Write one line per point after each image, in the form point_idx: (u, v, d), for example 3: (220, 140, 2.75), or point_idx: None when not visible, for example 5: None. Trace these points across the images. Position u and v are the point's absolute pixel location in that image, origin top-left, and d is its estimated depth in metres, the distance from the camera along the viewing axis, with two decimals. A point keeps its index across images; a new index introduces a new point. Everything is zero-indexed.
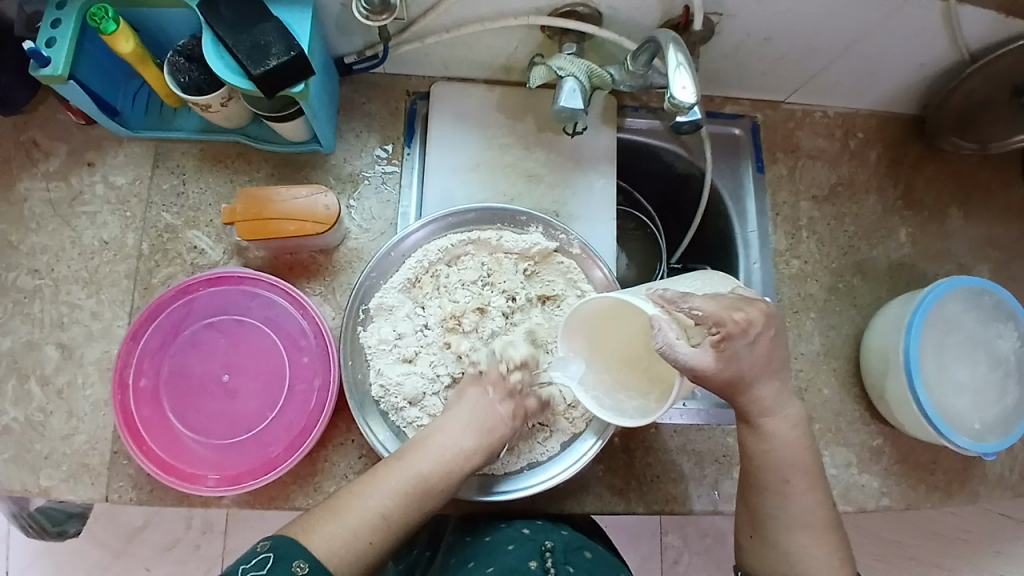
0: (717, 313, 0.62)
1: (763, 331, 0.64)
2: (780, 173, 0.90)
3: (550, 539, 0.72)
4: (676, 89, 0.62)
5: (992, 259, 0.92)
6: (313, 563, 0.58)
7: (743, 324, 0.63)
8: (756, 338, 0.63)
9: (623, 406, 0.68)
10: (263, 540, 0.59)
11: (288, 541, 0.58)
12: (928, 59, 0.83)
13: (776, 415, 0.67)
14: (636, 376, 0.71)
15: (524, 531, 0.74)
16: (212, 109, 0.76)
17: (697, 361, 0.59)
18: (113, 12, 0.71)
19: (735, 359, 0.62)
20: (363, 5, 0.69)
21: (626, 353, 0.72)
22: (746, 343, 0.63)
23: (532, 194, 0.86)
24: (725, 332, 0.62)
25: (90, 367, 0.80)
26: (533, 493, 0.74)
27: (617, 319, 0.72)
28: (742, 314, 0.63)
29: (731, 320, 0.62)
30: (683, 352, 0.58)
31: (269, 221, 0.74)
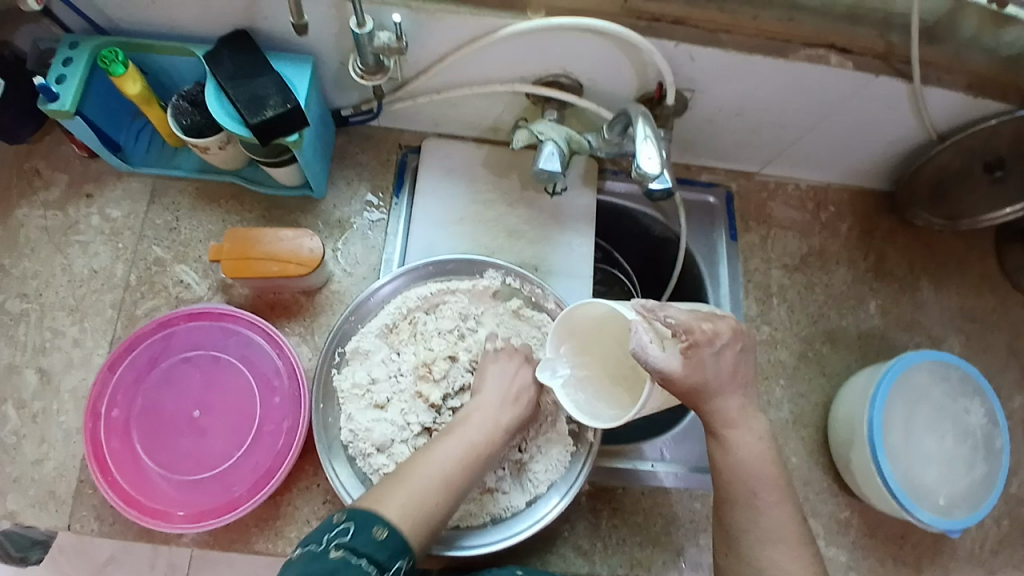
0: (688, 321, 0.66)
1: (729, 342, 0.67)
2: (753, 241, 0.93)
3: None
4: (642, 160, 0.65)
5: (961, 332, 0.94)
6: (391, 529, 0.60)
7: (710, 334, 0.66)
8: (722, 349, 0.67)
9: (599, 412, 0.71)
10: (341, 512, 0.60)
11: (364, 511, 0.60)
12: (894, 136, 0.88)
13: (743, 428, 0.68)
14: (620, 390, 0.74)
15: (518, 572, 0.74)
16: (209, 151, 0.80)
17: (666, 364, 0.63)
18: (122, 55, 0.75)
19: (701, 367, 0.65)
20: (359, 66, 0.73)
21: (618, 368, 0.75)
22: (711, 352, 0.66)
23: (513, 249, 0.88)
24: (692, 339, 0.65)
25: (66, 395, 0.81)
26: (494, 549, 0.74)
27: (616, 336, 0.75)
28: (710, 326, 0.67)
29: (700, 329, 0.66)
30: (654, 355, 0.62)
31: (252, 262, 0.76)
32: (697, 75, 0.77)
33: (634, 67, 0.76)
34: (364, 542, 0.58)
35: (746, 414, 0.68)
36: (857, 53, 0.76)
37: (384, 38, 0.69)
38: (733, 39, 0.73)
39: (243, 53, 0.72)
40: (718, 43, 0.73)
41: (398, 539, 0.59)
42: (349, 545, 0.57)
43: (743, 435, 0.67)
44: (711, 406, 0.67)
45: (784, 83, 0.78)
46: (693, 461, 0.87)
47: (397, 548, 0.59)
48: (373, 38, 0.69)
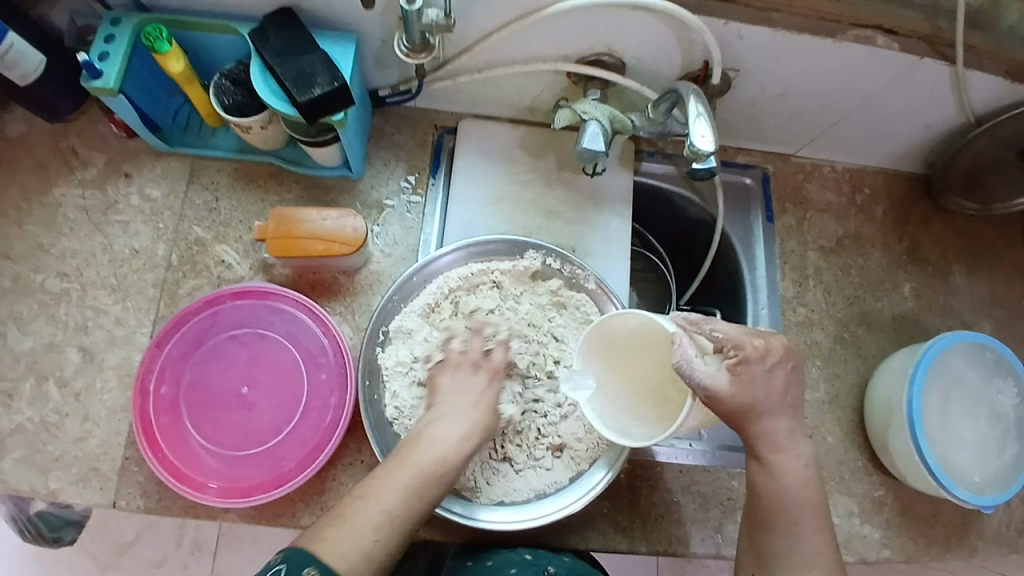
0: (738, 337, 0.66)
1: (781, 363, 0.67)
2: (790, 223, 0.94)
3: (553, 563, 0.75)
4: (696, 137, 0.66)
5: (992, 317, 0.95)
6: (323, 568, 0.57)
7: (762, 350, 0.66)
8: (773, 367, 0.66)
9: (631, 430, 0.69)
10: (279, 552, 0.58)
11: (299, 549, 0.58)
12: (933, 120, 0.87)
13: (788, 456, 0.67)
14: (644, 405, 0.73)
15: (527, 556, 0.76)
16: (251, 131, 0.80)
17: (712, 380, 0.62)
18: (166, 32, 0.75)
19: (750, 384, 0.65)
20: (404, 44, 0.73)
21: (639, 381, 0.74)
22: (762, 369, 0.66)
23: (551, 230, 0.89)
24: (742, 355, 0.65)
25: (109, 372, 0.82)
26: (544, 522, 0.74)
27: (638, 346, 0.74)
28: (761, 342, 0.67)
29: (752, 345, 0.66)
30: (699, 369, 0.62)
31: (297, 241, 0.76)
32: (744, 53, 0.77)
33: (682, 44, 0.76)
34: None
35: (796, 439, 0.68)
36: (903, 35, 0.76)
37: (431, 15, 0.69)
38: (782, 18, 0.74)
39: (290, 30, 0.72)
40: (768, 22, 0.73)
41: None
42: None
43: (791, 462, 0.67)
44: (758, 430, 0.67)
45: (828, 64, 0.78)
46: (726, 440, 0.88)
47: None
48: (420, 15, 0.69)
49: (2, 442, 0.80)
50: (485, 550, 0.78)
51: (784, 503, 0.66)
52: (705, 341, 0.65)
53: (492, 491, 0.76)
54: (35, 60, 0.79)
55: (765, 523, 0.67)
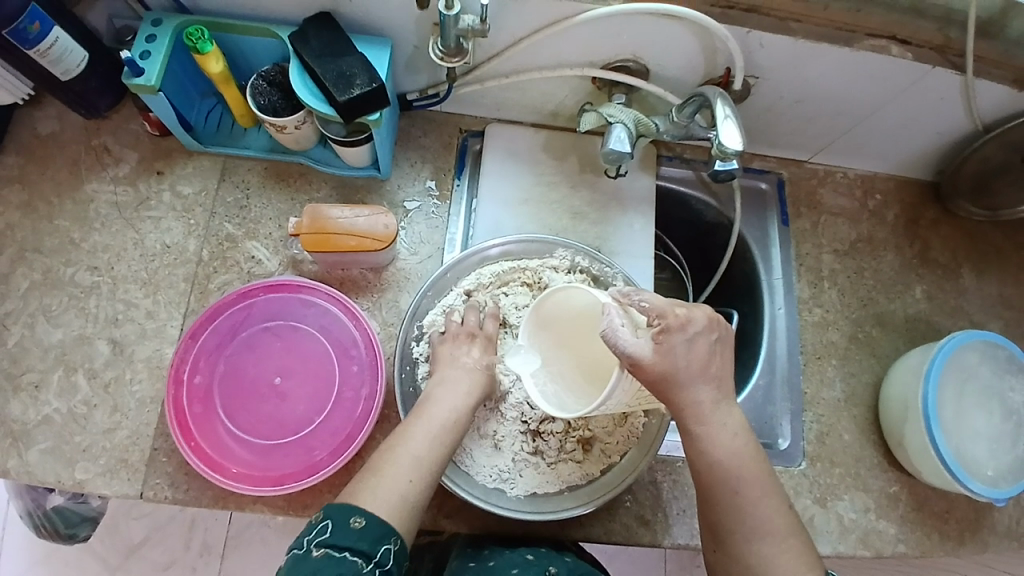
0: (661, 306, 0.65)
1: (704, 332, 0.65)
2: (804, 226, 0.96)
3: (554, 564, 0.76)
4: (724, 137, 0.68)
5: (1000, 318, 0.97)
6: (368, 517, 0.60)
7: (684, 319, 0.64)
8: (696, 336, 0.64)
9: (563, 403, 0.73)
10: (319, 511, 0.61)
11: (338, 507, 0.61)
12: (943, 127, 0.90)
13: (714, 426, 0.66)
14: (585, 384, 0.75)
15: (529, 557, 0.76)
16: (286, 131, 0.82)
17: (636, 349, 0.61)
18: (207, 33, 0.77)
19: (672, 354, 0.63)
20: (439, 48, 0.76)
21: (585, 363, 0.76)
22: (684, 338, 0.64)
23: (577, 230, 0.92)
24: (665, 324, 0.64)
25: (140, 365, 0.83)
26: (581, 512, 0.78)
27: (579, 328, 0.77)
28: (684, 311, 0.65)
29: (674, 314, 0.64)
30: (624, 339, 0.61)
31: (330, 236, 0.78)
32: (764, 61, 0.80)
33: (704, 51, 0.79)
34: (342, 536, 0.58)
35: (722, 410, 0.66)
36: (917, 45, 0.79)
37: (468, 21, 0.72)
38: (802, 27, 0.77)
39: (329, 33, 0.75)
40: (788, 30, 0.76)
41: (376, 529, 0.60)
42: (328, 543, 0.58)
43: (726, 440, 0.65)
44: (685, 403, 0.65)
45: (844, 73, 0.81)
46: None
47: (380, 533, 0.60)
48: (458, 20, 0.71)
49: (29, 434, 0.81)
50: (486, 549, 0.78)
51: (758, 479, 0.65)
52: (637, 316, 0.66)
53: (526, 483, 0.79)
54: (77, 57, 0.81)
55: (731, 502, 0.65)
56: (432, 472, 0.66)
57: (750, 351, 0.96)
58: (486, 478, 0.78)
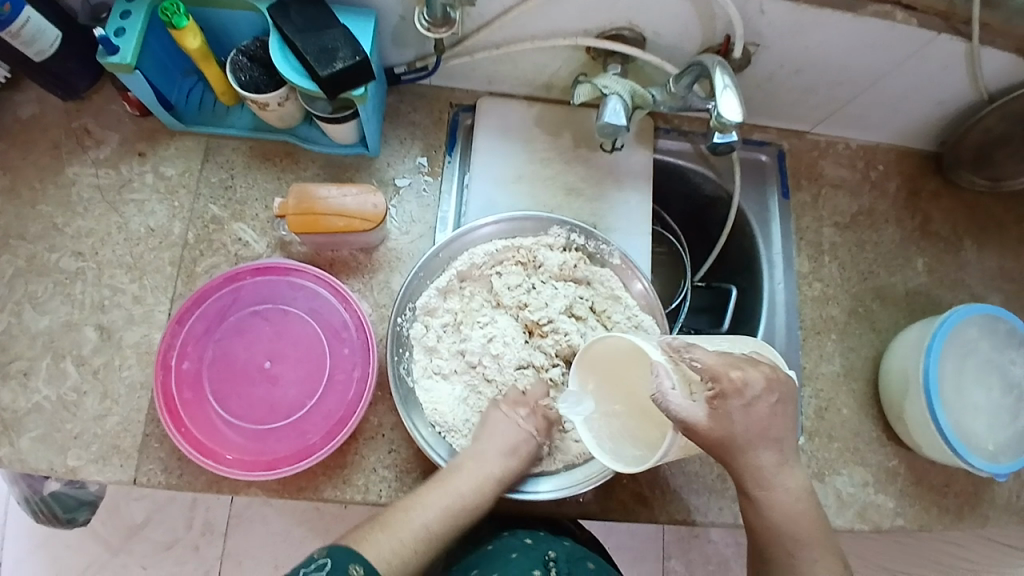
0: (716, 367, 0.62)
1: (762, 394, 0.63)
2: (805, 199, 0.94)
3: (553, 548, 0.77)
4: (722, 108, 0.65)
5: (1001, 291, 0.96)
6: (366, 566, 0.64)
7: (740, 384, 0.62)
8: (752, 400, 0.63)
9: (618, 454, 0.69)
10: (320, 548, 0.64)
11: (342, 548, 0.65)
12: (947, 96, 0.88)
13: None
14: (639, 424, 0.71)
15: (528, 541, 0.77)
16: (268, 108, 0.79)
17: (688, 413, 0.59)
18: (183, 8, 0.74)
19: (727, 418, 0.62)
20: (425, 17, 0.73)
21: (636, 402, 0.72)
22: (740, 403, 0.62)
23: (571, 206, 0.90)
24: (720, 388, 0.61)
25: (128, 350, 0.82)
26: (578, 491, 0.75)
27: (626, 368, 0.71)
28: (740, 374, 0.63)
29: (729, 378, 0.62)
30: (676, 402, 0.59)
31: (318, 217, 0.76)
32: (764, 28, 0.77)
33: (702, 18, 0.76)
34: None
35: (784, 472, 0.66)
36: (921, 11, 0.75)
37: None
38: None
39: (310, 4, 0.72)
40: None
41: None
42: None
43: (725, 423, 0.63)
44: (731, 455, 0.64)
45: (847, 40, 0.78)
46: None
47: None
48: None
49: (20, 422, 0.79)
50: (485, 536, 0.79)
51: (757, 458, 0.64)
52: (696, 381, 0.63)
53: None
54: (50, 34, 0.78)
55: (782, 549, 0.66)
56: (465, 502, 0.71)
57: (748, 327, 0.95)
58: None
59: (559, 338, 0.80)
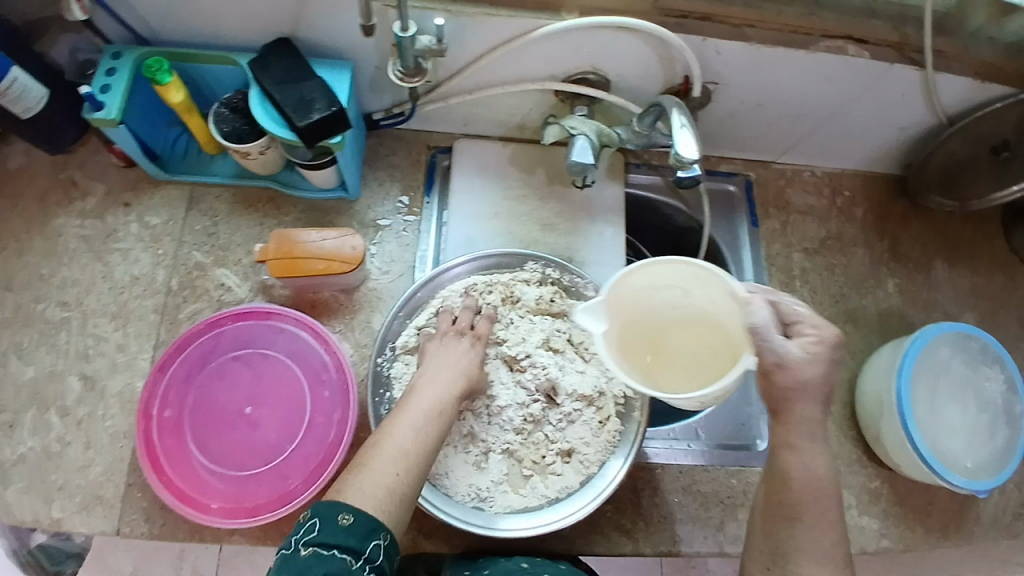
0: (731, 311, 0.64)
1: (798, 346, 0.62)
2: (773, 226, 0.97)
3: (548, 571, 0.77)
4: (680, 147, 0.68)
5: (975, 308, 0.98)
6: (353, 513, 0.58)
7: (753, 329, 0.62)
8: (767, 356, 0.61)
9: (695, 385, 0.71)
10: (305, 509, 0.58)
11: (325, 503, 0.58)
12: (906, 122, 0.91)
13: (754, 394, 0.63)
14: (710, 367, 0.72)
15: (523, 564, 0.78)
16: (250, 157, 0.82)
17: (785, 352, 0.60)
18: (166, 64, 0.77)
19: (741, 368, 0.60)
20: (398, 68, 0.76)
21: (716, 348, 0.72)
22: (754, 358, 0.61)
23: (548, 242, 0.93)
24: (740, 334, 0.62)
25: (113, 400, 0.83)
26: (560, 525, 0.77)
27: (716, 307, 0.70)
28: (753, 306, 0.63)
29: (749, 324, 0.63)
30: (776, 339, 0.61)
31: (298, 261, 0.78)
32: (723, 67, 0.81)
33: (663, 60, 0.80)
34: (329, 535, 0.56)
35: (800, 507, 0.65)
36: (873, 44, 0.80)
37: (425, 41, 0.73)
38: (757, 33, 0.78)
39: (288, 60, 0.75)
40: (744, 38, 0.77)
41: (367, 522, 0.57)
42: (313, 542, 0.55)
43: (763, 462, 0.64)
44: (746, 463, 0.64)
45: (803, 74, 0.82)
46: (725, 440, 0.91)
47: (366, 532, 0.57)
48: (415, 41, 0.72)
49: (4, 474, 0.80)
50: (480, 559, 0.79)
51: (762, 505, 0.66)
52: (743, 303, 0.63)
53: (507, 500, 0.79)
54: (38, 93, 0.81)
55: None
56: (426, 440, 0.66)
57: None
58: (465, 498, 0.79)
59: (539, 374, 0.82)
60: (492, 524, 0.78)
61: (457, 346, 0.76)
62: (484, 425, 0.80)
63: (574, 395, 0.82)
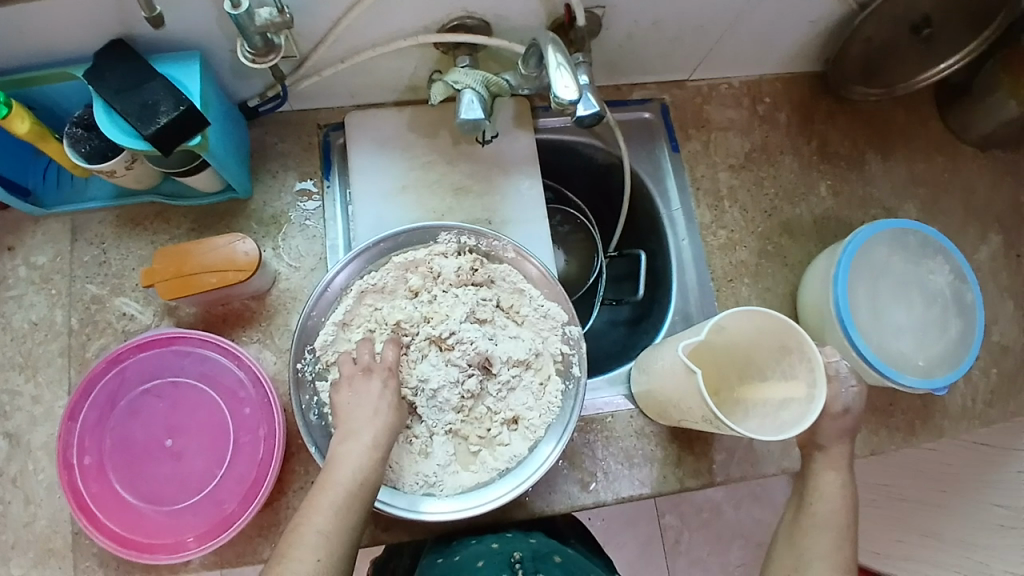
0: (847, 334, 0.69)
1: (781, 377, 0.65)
2: (695, 148, 0.92)
3: (518, 549, 0.78)
4: (558, 88, 0.63)
5: (915, 197, 0.94)
6: None
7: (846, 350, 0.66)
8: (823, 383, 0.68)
9: (751, 415, 0.70)
10: None
11: None
12: (815, 13, 0.85)
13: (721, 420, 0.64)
14: (768, 385, 0.70)
15: (493, 546, 0.78)
16: (118, 174, 0.76)
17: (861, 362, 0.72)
18: (3, 94, 0.70)
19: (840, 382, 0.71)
20: (247, 49, 0.70)
21: (774, 368, 0.70)
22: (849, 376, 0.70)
23: (462, 207, 0.88)
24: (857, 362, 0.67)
25: (39, 452, 0.79)
26: (509, 499, 0.75)
27: (773, 338, 0.68)
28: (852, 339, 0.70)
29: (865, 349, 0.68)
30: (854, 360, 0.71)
31: (189, 277, 0.73)
32: None
33: None
34: None
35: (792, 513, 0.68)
36: None
37: (265, 14, 0.66)
38: None
39: (124, 62, 0.69)
40: None
41: None
42: None
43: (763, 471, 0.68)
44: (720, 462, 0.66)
45: None
46: None
47: None
48: (253, 16, 0.65)
49: None
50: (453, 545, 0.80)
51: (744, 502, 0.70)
52: (818, 356, 0.63)
53: (457, 480, 0.76)
54: None
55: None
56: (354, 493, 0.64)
57: (663, 289, 0.93)
58: (414, 486, 0.75)
59: (467, 349, 0.78)
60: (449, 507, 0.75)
61: (368, 390, 0.72)
62: (430, 407, 0.77)
63: (510, 362, 0.79)
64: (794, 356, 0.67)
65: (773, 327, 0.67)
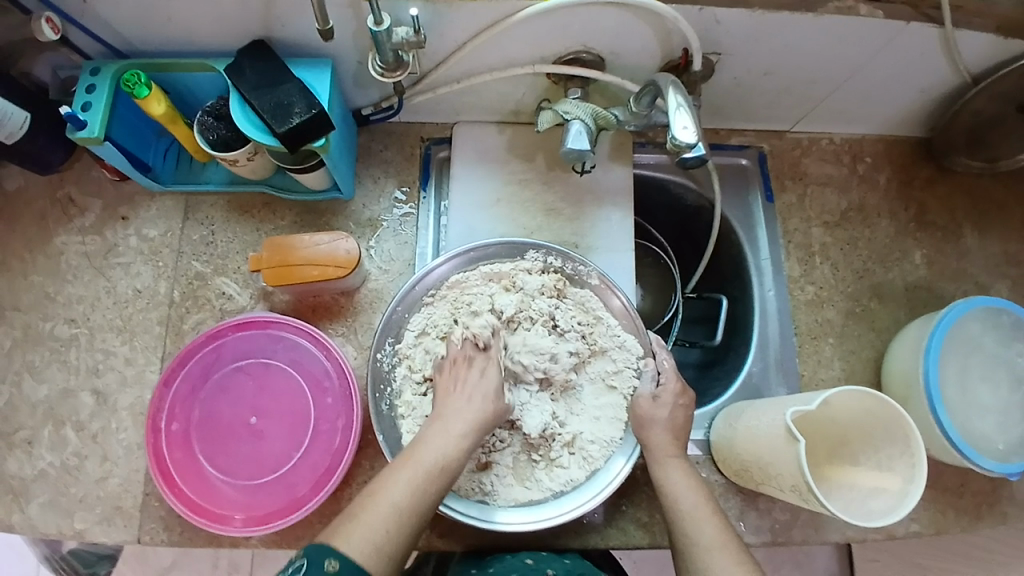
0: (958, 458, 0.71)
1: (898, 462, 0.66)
2: (789, 201, 0.92)
3: (552, 567, 0.77)
4: (676, 129, 0.65)
5: (1008, 277, 0.91)
6: (345, 561, 0.56)
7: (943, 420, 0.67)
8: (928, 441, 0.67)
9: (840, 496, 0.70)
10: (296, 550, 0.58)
11: (315, 545, 0.57)
12: (929, 83, 0.84)
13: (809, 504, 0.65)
14: (859, 471, 0.71)
15: (527, 561, 0.77)
16: (239, 164, 0.80)
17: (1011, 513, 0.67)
18: (144, 77, 0.75)
19: None
20: (379, 63, 0.73)
21: (869, 455, 0.71)
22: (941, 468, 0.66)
23: (552, 228, 0.89)
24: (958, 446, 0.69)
25: (124, 413, 0.83)
26: (561, 522, 0.75)
27: (876, 424, 0.69)
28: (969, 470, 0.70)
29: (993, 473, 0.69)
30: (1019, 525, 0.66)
31: (293, 268, 0.78)
32: (724, 37, 0.76)
33: (658, 35, 0.75)
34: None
35: None
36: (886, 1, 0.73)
37: (402, 33, 0.69)
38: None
39: (265, 62, 0.73)
40: (745, 4, 0.71)
41: (353, 569, 0.56)
42: None
43: None
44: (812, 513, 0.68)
45: (810, 40, 0.76)
46: None
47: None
48: (391, 34, 0.68)
49: (29, 489, 0.81)
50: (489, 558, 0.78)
51: None
52: (922, 451, 0.64)
53: (510, 493, 0.77)
54: (18, 117, 0.79)
55: None
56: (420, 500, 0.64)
57: (740, 338, 0.93)
58: (469, 492, 0.76)
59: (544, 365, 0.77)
60: (494, 518, 0.75)
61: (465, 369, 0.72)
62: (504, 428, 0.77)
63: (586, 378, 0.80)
64: (894, 448, 0.67)
65: (880, 414, 0.67)
